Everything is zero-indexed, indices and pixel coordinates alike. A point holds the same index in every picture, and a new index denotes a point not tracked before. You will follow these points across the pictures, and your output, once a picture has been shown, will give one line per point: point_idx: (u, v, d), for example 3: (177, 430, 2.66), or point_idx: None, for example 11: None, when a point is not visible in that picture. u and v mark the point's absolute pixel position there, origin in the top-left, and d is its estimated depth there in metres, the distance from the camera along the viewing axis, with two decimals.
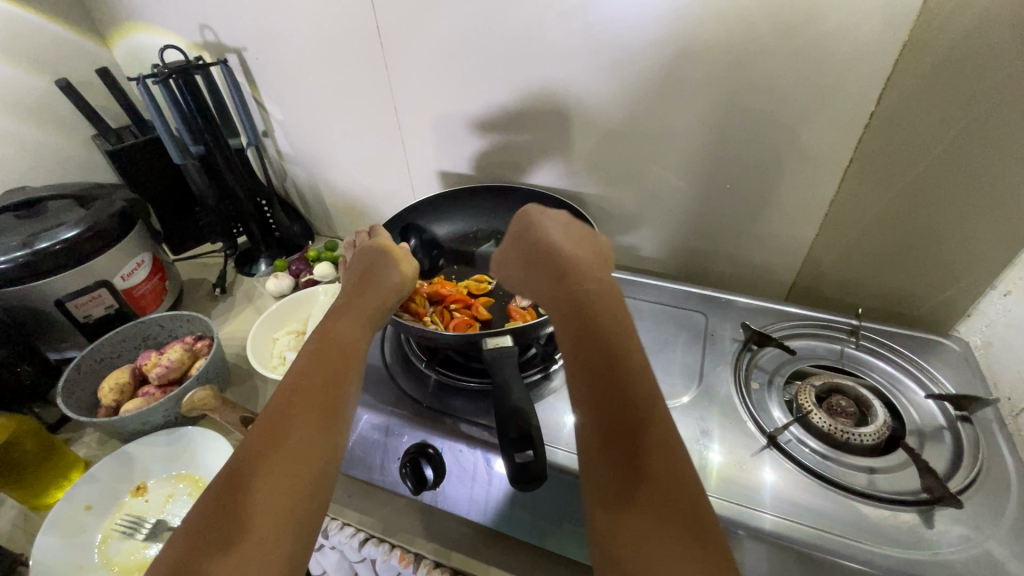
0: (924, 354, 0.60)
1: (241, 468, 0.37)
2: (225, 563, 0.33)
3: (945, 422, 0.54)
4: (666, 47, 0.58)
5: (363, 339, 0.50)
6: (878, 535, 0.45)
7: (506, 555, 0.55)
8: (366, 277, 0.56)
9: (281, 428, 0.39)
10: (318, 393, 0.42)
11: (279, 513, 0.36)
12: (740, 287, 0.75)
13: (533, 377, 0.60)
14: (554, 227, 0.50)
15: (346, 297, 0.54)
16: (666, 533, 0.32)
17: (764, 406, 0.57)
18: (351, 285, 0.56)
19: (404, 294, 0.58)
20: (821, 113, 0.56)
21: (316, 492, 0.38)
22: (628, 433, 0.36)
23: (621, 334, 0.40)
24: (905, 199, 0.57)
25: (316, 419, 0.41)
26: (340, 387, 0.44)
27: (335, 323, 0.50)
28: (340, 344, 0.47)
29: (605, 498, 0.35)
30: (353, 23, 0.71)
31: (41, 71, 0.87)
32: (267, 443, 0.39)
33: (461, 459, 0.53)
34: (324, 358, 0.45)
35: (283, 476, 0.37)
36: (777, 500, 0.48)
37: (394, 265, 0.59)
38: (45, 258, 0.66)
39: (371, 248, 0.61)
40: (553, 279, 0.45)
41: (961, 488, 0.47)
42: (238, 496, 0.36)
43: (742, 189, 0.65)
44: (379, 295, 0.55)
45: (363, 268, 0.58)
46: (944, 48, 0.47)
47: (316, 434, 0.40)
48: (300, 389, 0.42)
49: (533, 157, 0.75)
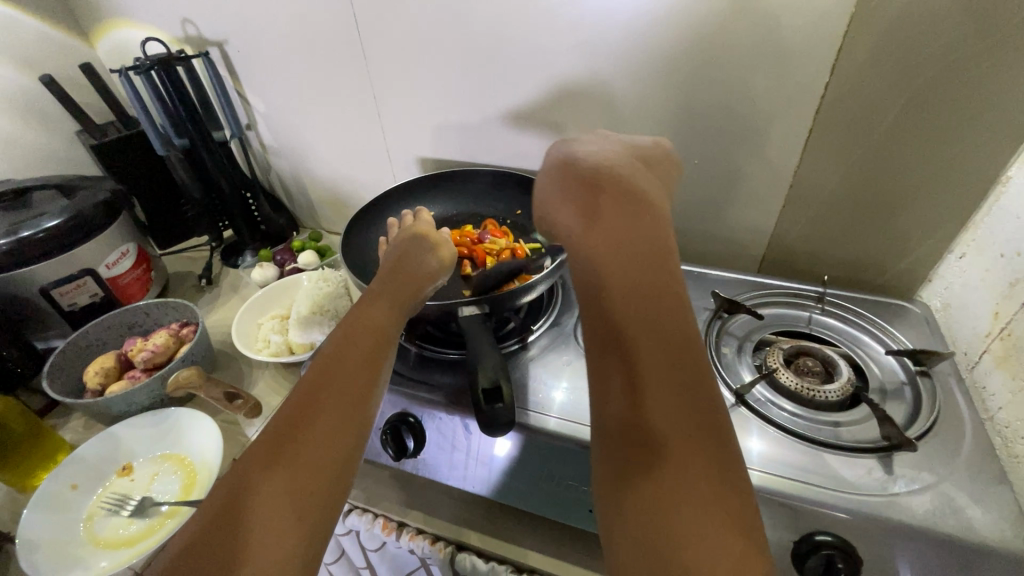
0: (888, 317, 0.62)
1: (269, 448, 0.37)
2: (250, 535, 0.33)
3: (906, 377, 0.55)
4: (631, 28, 0.60)
5: (394, 327, 0.49)
6: (840, 481, 0.47)
7: (488, 520, 0.56)
8: (405, 262, 0.56)
9: (309, 411, 0.40)
10: (351, 377, 0.43)
11: (297, 495, 0.35)
12: (714, 262, 0.77)
13: (510, 347, 0.61)
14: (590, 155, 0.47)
15: (381, 280, 0.54)
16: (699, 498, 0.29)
17: (734, 369, 0.59)
18: (385, 269, 0.56)
19: (443, 279, 0.58)
20: (780, 86, 0.58)
21: (338, 477, 0.38)
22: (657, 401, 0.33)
23: (653, 277, 0.36)
24: (862, 169, 0.59)
25: (345, 407, 0.41)
26: (371, 376, 0.44)
27: (366, 310, 0.49)
28: (372, 332, 0.47)
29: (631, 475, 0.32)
30: (331, 14, 0.73)
31: (23, 67, 0.88)
32: (294, 424, 0.39)
33: (441, 426, 0.55)
34: (354, 342, 0.45)
35: (307, 461, 0.37)
36: (759, 458, 0.49)
37: (432, 253, 0.58)
38: (28, 245, 0.66)
39: (411, 237, 0.61)
40: (577, 195, 0.43)
41: (918, 434, 0.49)
42: (262, 472, 0.36)
43: (710, 164, 0.67)
44: (412, 282, 0.54)
45: (402, 251, 0.58)
46: (887, 21, 0.50)
47: (344, 423, 0.40)
48: (331, 376, 0.42)
49: (509, 141, 0.77)
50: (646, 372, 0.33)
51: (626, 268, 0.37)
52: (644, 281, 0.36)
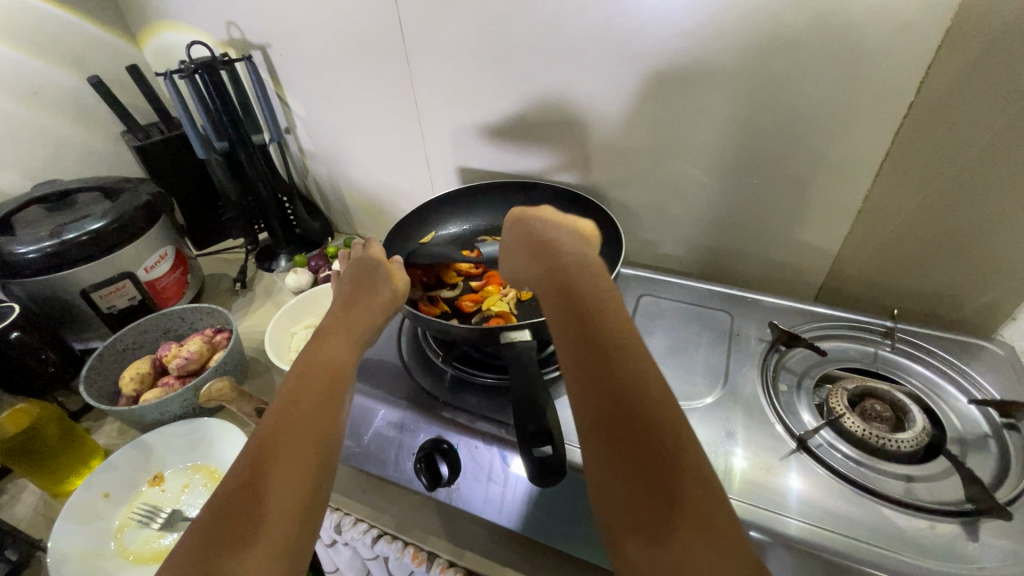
0: (966, 358, 0.57)
1: (239, 486, 0.36)
2: None
3: (990, 430, 0.50)
4: (689, 39, 0.56)
5: (354, 357, 0.48)
6: (916, 547, 0.42)
7: (522, 558, 0.53)
8: (360, 292, 0.55)
9: (269, 455, 0.37)
10: (312, 412, 0.41)
11: (267, 550, 0.34)
12: (768, 287, 0.72)
13: (552, 374, 0.59)
14: (545, 217, 0.56)
15: (337, 312, 0.52)
16: (693, 522, 0.30)
17: (792, 409, 0.54)
18: (341, 297, 0.55)
19: (397, 312, 0.57)
20: (854, 104, 0.54)
21: (305, 522, 0.36)
22: (642, 413, 0.34)
23: (604, 300, 0.41)
24: (943, 196, 0.54)
25: (312, 433, 0.40)
26: (333, 411, 0.42)
27: (324, 342, 0.48)
28: (331, 365, 0.45)
29: (623, 517, 0.31)
30: (374, 20, 0.71)
31: (73, 68, 0.89)
32: (254, 473, 0.37)
33: (477, 455, 0.52)
34: (311, 379, 0.43)
35: (271, 510, 0.35)
36: (804, 506, 0.45)
37: (388, 281, 0.57)
38: (72, 247, 0.67)
39: (367, 263, 0.59)
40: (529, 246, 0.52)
41: (1009, 498, 0.44)
42: (226, 532, 0.34)
43: (770, 184, 0.63)
44: (372, 311, 0.53)
45: (355, 282, 0.57)
46: (986, 38, 0.45)
47: (305, 459, 0.38)
48: (291, 414, 0.40)
49: (552, 154, 0.74)
50: (623, 389, 0.35)
51: (570, 296, 0.42)
52: (596, 303, 0.41)
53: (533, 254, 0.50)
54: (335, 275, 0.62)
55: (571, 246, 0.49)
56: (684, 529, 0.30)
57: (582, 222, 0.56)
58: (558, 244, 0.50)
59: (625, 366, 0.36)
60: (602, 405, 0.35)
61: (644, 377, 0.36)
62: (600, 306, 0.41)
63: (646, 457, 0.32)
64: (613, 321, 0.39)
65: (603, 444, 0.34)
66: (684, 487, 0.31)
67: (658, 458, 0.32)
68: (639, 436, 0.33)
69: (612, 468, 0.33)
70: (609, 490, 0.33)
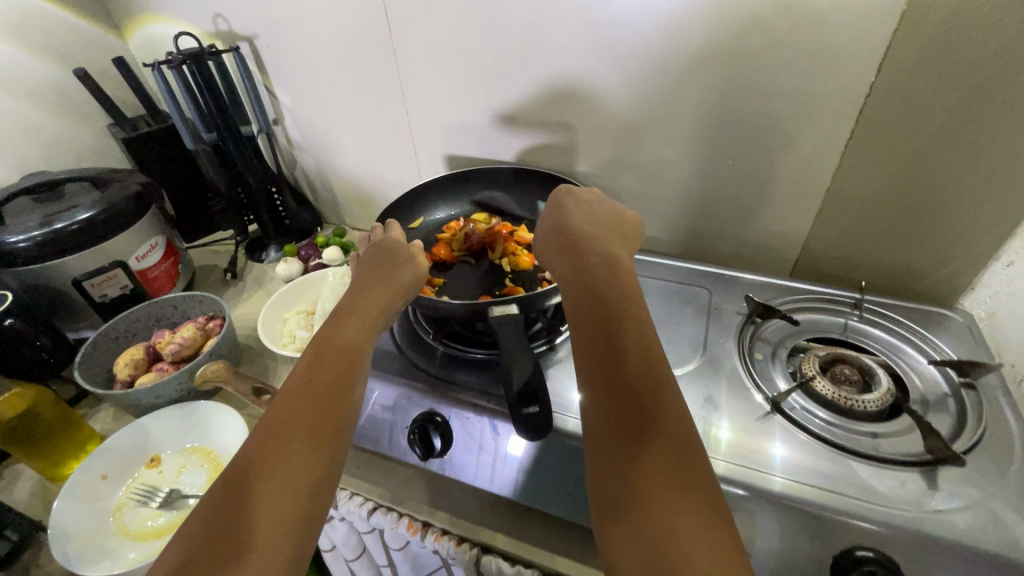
0: (929, 326, 0.60)
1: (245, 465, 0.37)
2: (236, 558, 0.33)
3: (949, 390, 0.54)
4: (665, 26, 0.59)
5: (368, 340, 0.49)
6: (881, 496, 0.45)
7: (513, 524, 0.55)
8: (378, 275, 0.56)
9: (282, 429, 0.39)
10: (325, 391, 0.42)
11: (277, 516, 0.36)
12: (746, 265, 0.75)
13: (539, 348, 0.61)
14: (576, 206, 0.54)
15: (353, 294, 0.53)
16: (685, 505, 0.31)
17: (768, 376, 0.57)
18: (360, 279, 0.56)
19: (413, 293, 0.57)
20: (820, 87, 0.57)
21: (316, 492, 0.38)
22: (647, 408, 0.35)
23: (626, 302, 0.42)
24: (904, 173, 0.57)
25: (313, 421, 0.40)
26: (345, 390, 0.44)
27: (338, 325, 0.49)
28: (344, 348, 0.47)
29: (617, 495, 0.33)
30: (360, 12, 0.73)
31: (58, 61, 0.89)
32: (268, 444, 0.38)
33: (468, 426, 0.55)
34: (325, 360, 0.45)
35: (282, 478, 0.37)
36: (777, 462, 0.48)
37: (409, 263, 0.58)
38: (62, 236, 0.68)
39: (385, 245, 0.60)
40: (557, 240, 0.51)
41: (965, 449, 0.48)
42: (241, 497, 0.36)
43: (745, 166, 0.66)
44: (388, 293, 0.54)
45: (372, 265, 0.57)
46: (938, 21, 0.48)
47: (317, 435, 0.40)
48: (306, 392, 0.42)
49: (536, 141, 0.76)
50: (633, 382, 0.37)
51: (595, 297, 0.43)
52: (618, 306, 0.42)
53: (557, 250, 0.50)
54: (353, 256, 0.63)
55: (597, 245, 0.48)
56: (683, 505, 0.31)
57: (615, 206, 0.55)
58: (584, 241, 0.49)
59: (633, 365, 0.38)
60: (608, 399, 0.37)
61: (658, 381, 0.37)
62: (628, 313, 0.41)
63: (644, 447, 0.34)
64: (635, 327, 0.40)
65: (611, 431, 0.36)
66: (684, 477, 0.33)
67: (663, 449, 0.34)
68: (645, 428, 0.35)
69: (615, 452, 0.35)
70: (609, 472, 0.35)
